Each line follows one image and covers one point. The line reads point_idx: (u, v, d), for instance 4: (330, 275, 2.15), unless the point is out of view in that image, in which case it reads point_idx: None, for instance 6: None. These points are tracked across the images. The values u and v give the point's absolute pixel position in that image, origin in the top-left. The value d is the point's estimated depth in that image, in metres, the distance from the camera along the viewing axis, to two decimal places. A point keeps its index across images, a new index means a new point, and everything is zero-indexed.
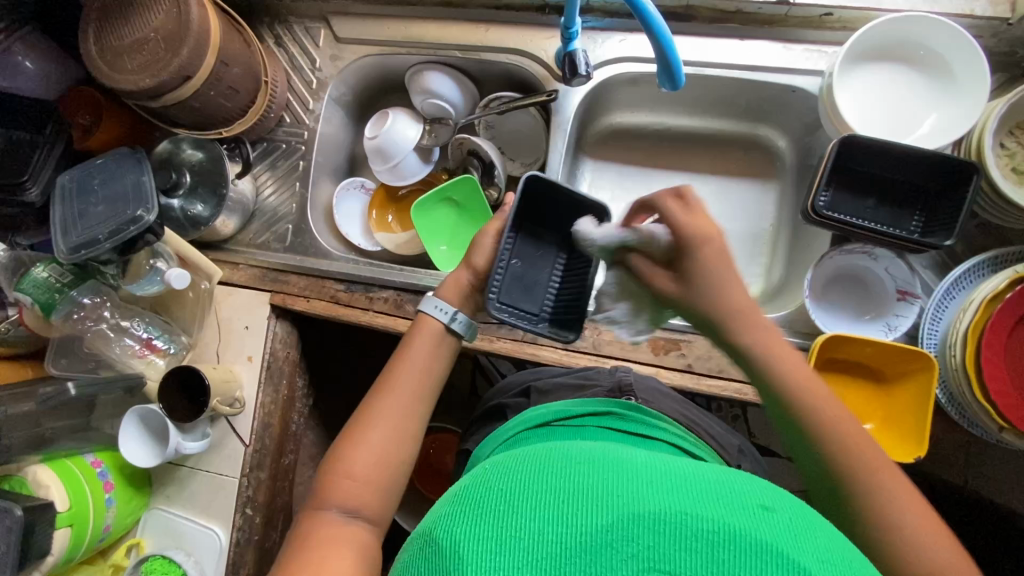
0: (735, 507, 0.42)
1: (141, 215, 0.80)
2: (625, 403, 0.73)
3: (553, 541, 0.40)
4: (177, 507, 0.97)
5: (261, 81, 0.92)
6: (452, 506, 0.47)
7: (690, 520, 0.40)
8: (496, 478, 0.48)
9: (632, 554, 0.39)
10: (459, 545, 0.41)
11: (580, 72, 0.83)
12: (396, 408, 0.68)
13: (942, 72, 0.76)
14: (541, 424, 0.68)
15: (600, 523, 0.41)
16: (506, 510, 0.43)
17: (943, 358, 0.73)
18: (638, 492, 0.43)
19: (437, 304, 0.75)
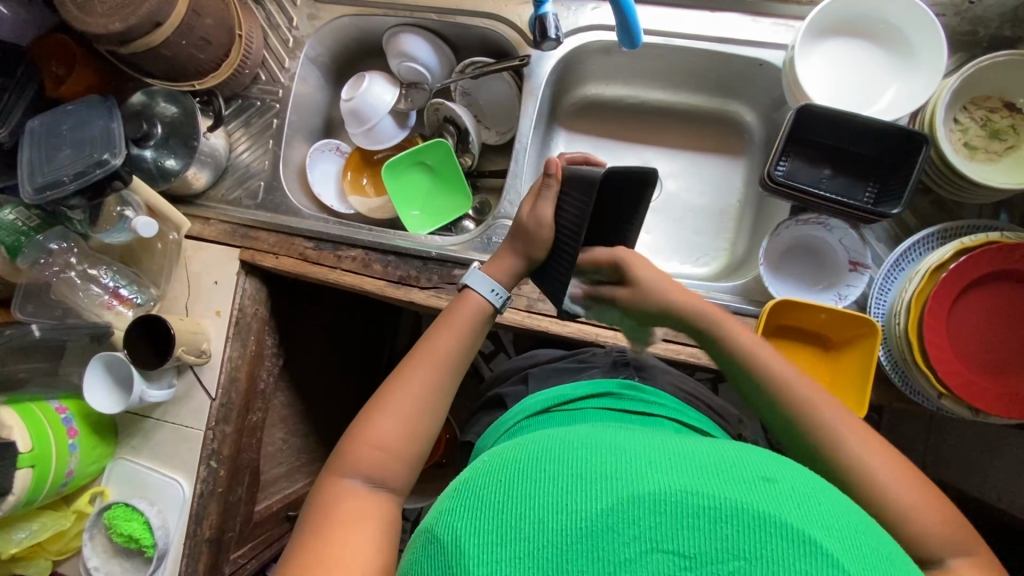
0: (738, 481, 0.40)
1: (107, 159, 0.81)
2: (626, 384, 0.75)
3: (555, 528, 0.39)
4: (143, 458, 0.99)
5: (235, 35, 0.92)
6: (452, 498, 0.46)
7: (692, 498, 0.38)
8: (493, 466, 0.47)
9: (634, 536, 0.38)
10: (461, 541, 0.40)
11: (550, 36, 0.84)
12: (428, 382, 0.69)
13: (902, 47, 0.78)
14: (540, 410, 0.69)
15: (601, 506, 0.39)
16: (508, 502, 0.42)
17: (888, 327, 0.75)
18: (639, 472, 0.41)
19: (490, 286, 0.76)
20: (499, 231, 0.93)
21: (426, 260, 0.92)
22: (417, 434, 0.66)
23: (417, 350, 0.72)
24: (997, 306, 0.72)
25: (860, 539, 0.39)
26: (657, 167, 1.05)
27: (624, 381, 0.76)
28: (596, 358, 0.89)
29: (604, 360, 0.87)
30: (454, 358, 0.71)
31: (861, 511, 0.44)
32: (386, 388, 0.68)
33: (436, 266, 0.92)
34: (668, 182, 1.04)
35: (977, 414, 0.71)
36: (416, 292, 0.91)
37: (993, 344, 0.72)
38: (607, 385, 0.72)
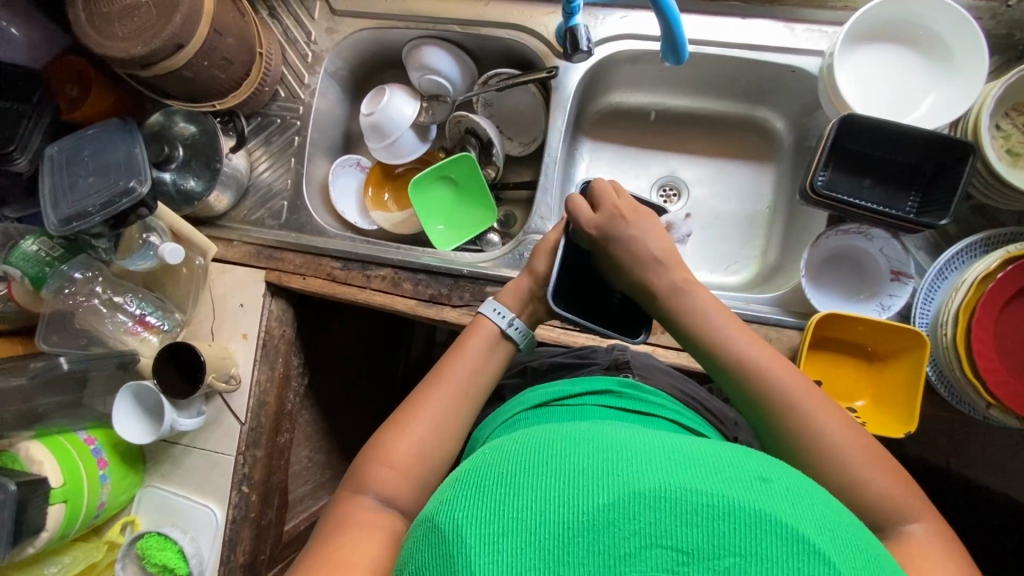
0: (740, 479, 0.39)
1: (133, 186, 0.79)
2: (626, 382, 0.73)
3: (555, 520, 0.37)
4: (174, 485, 0.97)
5: (255, 53, 0.90)
6: (450, 488, 0.43)
7: (693, 495, 0.37)
8: (491, 456, 0.45)
9: (634, 531, 0.36)
10: (461, 530, 0.38)
11: (582, 48, 0.81)
12: (441, 406, 0.68)
13: (940, 52, 0.77)
14: (539, 405, 0.68)
15: (602, 501, 0.37)
16: (507, 492, 0.39)
17: (934, 337, 0.74)
18: (641, 466, 0.39)
19: (495, 307, 0.76)
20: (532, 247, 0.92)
21: (457, 278, 0.91)
22: (427, 457, 0.65)
23: (434, 377, 0.71)
24: None
25: (855, 541, 0.38)
26: (684, 174, 1.03)
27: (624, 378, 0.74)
28: (598, 355, 0.85)
29: (605, 358, 0.82)
30: (470, 381, 0.71)
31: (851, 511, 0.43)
32: (401, 410, 0.69)
33: (468, 283, 0.90)
34: (695, 189, 1.02)
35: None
36: (448, 311, 0.90)
37: None
38: (607, 382, 0.70)
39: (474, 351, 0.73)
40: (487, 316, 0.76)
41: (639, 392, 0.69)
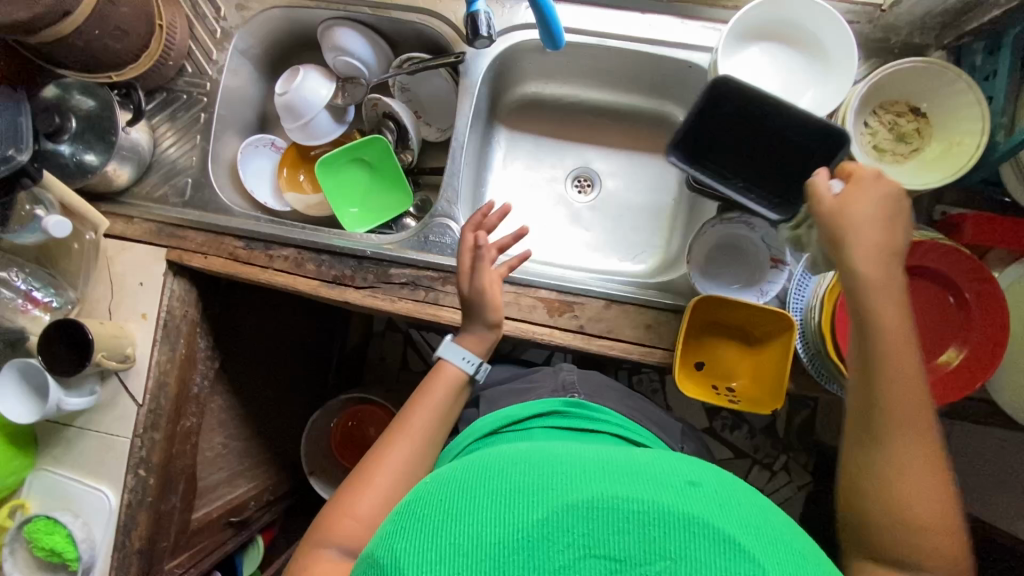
0: (666, 486, 0.42)
1: (12, 155, 0.77)
2: (571, 402, 0.77)
3: (491, 541, 0.39)
4: (67, 469, 0.95)
5: (155, 25, 0.88)
6: (394, 522, 0.45)
7: (624, 504, 0.40)
8: (434, 487, 0.47)
9: (569, 544, 0.38)
10: (403, 560, 0.40)
11: (482, 34, 0.82)
12: (406, 455, 0.71)
13: (820, 52, 0.81)
14: (489, 433, 0.72)
15: (537, 517, 0.40)
16: (446, 520, 0.42)
17: (805, 321, 0.78)
18: (575, 481, 0.42)
19: (462, 353, 0.80)
20: (437, 230, 0.92)
21: (360, 259, 0.91)
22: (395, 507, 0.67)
23: (397, 428, 0.74)
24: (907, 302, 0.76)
25: (782, 539, 0.41)
26: (597, 167, 1.07)
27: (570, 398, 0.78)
28: (544, 378, 0.91)
29: (552, 381, 0.89)
30: (433, 428, 0.74)
31: (780, 509, 0.47)
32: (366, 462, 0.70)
33: (371, 264, 0.91)
34: (608, 180, 1.07)
35: None
36: (351, 292, 0.90)
37: None
38: (552, 403, 0.75)
39: (437, 398, 0.77)
40: (446, 359, 0.79)
41: (585, 411, 0.74)
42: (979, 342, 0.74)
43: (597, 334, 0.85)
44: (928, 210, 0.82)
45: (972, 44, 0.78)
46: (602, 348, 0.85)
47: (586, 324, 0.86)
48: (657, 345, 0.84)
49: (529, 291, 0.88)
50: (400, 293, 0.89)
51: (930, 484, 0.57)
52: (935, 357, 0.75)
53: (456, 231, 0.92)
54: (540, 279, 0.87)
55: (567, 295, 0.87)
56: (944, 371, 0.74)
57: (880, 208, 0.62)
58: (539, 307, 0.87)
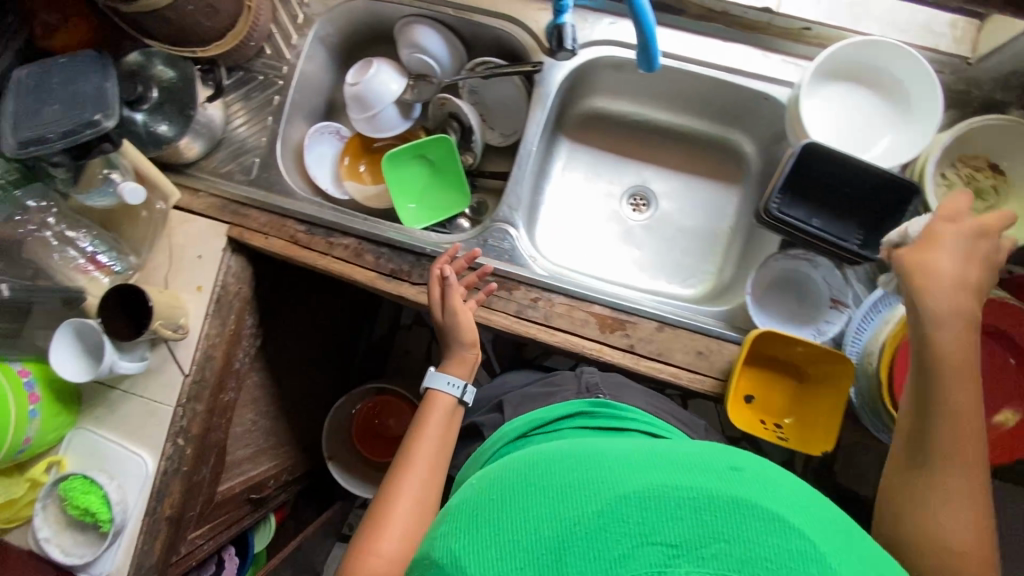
0: (712, 473, 0.42)
1: (99, 120, 0.77)
2: (598, 403, 0.77)
3: (549, 535, 0.40)
4: (107, 430, 0.96)
5: (245, 6, 0.89)
6: (449, 523, 0.46)
7: (674, 491, 0.40)
8: (481, 489, 0.47)
9: (625, 533, 0.39)
10: (463, 562, 0.40)
11: (566, 47, 0.84)
12: (415, 487, 0.71)
13: (902, 99, 0.81)
14: (519, 436, 0.71)
15: (592, 509, 0.40)
16: (501, 519, 0.42)
17: (860, 366, 0.78)
18: (625, 473, 0.43)
19: (448, 378, 0.82)
20: (496, 234, 0.93)
21: (419, 256, 0.92)
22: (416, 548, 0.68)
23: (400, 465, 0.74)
24: None
25: (827, 523, 0.41)
26: (654, 186, 1.08)
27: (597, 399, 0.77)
28: (568, 382, 0.87)
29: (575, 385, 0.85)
30: (437, 453, 0.75)
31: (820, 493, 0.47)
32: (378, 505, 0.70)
33: (429, 262, 0.91)
34: (664, 201, 1.07)
35: None
36: (406, 287, 0.91)
37: None
38: (580, 404, 0.75)
39: (434, 425, 0.77)
40: (439, 389, 0.80)
41: (613, 411, 0.74)
42: None
43: (647, 355, 0.85)
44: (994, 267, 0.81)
45: None
46: (652, 370, 0.85)
47: (637, 344, 0.86)
48: (707, 373, 0.84)
49: (583, 304, 0.88)
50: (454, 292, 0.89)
51: (961, 496, 0.57)
52: (992, 415, 0.74)
53: (515, 238, 0.93)
54: (597, 295, 0.87)
55: (621, 313, 0.87)
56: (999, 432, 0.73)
57: (945, 240, 0.63)
58: (591, 322, 0.87)
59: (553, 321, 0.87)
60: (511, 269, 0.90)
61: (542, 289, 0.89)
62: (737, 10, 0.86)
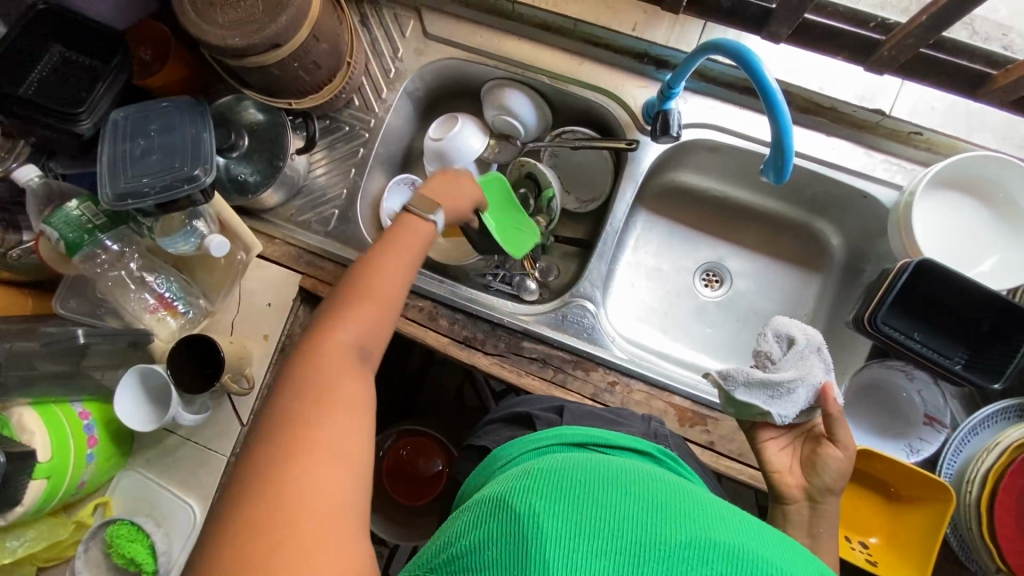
0: (801, 565, 0.41)
1: (198, 174, 0.75)
2: (667, 453, 0.66)
3: (631, 540, 0.40)
4: (157, 475, 0.93)
5: (344, 61, 0.88)
6: (525, 479, 0.46)
7: (764, 563, 0.39)
8: (568, 464, 0.47)
9: (705, 575, 0.38)
10: (540, 517, 0.41)
11: (671, 132, 0.82)
12: (390, 272, 0.68)
13: (1016, 217, 0.78)
14: (579, 444, 0.60)
15: (678, 538, 0.40)
16: (586, 499, 0.42)
17: (959, 492, 0.75)
18: (717, 523, 0.42)
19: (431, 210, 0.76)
20: (575, 311, 0.91)
21: (495, 325, 0.89)
22: (370, 345, 0.64)
23: (364, 266, 0.68)
24: None
25: None
26: (730, 264, 1.05)
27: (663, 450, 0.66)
28: (632, 420, 0.76)
29: (641, 424, 0.75)
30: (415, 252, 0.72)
31: None
32: (332, 305, 0.65)
33: (505, 332, 0.89)
34: (739, 281, 1.04)
35: None
36: (479, 357, 0.88)
37: None
38: (649, 445, 0.63)
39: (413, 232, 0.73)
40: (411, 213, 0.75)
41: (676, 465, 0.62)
42: None
43: (726, 454, 0.82)
44: None
45: None
46: (731, 470, 0.82)
47: (716, 441, 0.83)
48: None
49: (662, 393, 0.85)
50: (529, 368, 0.87)
51: None
52: None
53: (594, 314, 0.91)
54: (678, 385, 0.84)
55: (702, 408, 0.84)
56: None
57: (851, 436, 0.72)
58: (670, 413, 0.84)
59: (630, 408, 0.84)
60: (590, 348, 0.87)
61: (621, 373, 0.86)
62: (847, 108, 0.84)
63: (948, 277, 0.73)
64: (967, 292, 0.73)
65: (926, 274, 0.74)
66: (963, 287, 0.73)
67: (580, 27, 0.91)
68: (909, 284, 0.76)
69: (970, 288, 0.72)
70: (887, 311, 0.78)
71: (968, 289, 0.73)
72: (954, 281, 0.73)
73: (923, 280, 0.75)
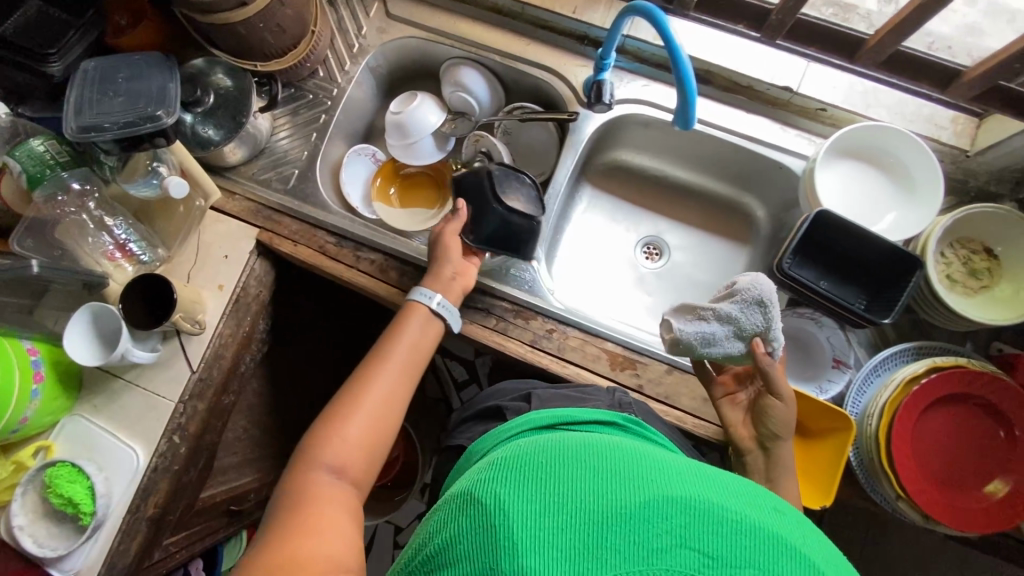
0: (754, 504, 0.45)
1: (160, 115, 0.80)
2: (631, 418, 0.72)
3: (593, 509, 0.43)
4: (103, 420, 0.94)
5: (309, 30, 0.96)
6: (492, 471, 0.50)
7: (716, 508, 0.43)
8: (535, 452, 0.51)
9: (665, 529, 0.41)
10: (508, 506, 0.44)
11: (603, 100, 0.90)
12: (386, 384, 0.77)
13: (906, 182, 0.88)
14: (546, 426, 0.66)
15: (638, 500, 0.43)
16: (551, 480, 0.46)
17: (861, 426, 0.82)
18: (671, 480, 0.46)
19: (424, 291, 0.85)
20: (518, 266, 0.96)
21: None
22: (365, 457, 0.72)
23: (358, 379, 0.77)
24: (956, 423, 0.79)
25: None
26: (668, 238, 1.13)
27: (628, 413, 0.73)
28: (598, 393, 0.83)
29: (606, 397, 0.82)
30: (411, 358, 0.80)
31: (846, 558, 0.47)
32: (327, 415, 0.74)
33: None
34: (676, 253, 1.12)
35: (928, 520, 0.78)
36: None
37: (952, 461, 0.79)
38: (612, 414, 0.70)
39: (411, 333, 0.82)
40: (415, 299, 0.84)
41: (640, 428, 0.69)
42: None
43: (654, 396, 0.88)
44: (985, 343, 0.86)
45: None
46: (658, 411, 0.87)
47: (645, 384, 0.88)
48: (710, 419, 0.87)
49: (596, 340, 0.91)
50: (473, 317, 0.92)
51: None
52: (982, 485, 0.78)
53: (537, 269, 0.97)
54: (611, 332, 0.90)
55: (634, 353, 0.90)
56: (990, 502, 0.77)
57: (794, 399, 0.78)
58: (602, 358, 0.89)
59: (565, 354, 0.90)
60: (531, 299, 0.93)
61: (559, 323, 0.92)
62: (761, 87, 0.94)
63: (843, 225, 0.82)
64: (861, 240, 0.82)
65: (825, 224, 0.83)
66: (856, 234, 0.82)
67: (527, 11, 1.01)
68: (811, 237, 0.86)
69: (862, 236, 0.81)
70: (796, 262, 0.87)
71: (860, 237, 0.82)
72: (847, 229, 0.82)
73: (822, 232, 0.84)
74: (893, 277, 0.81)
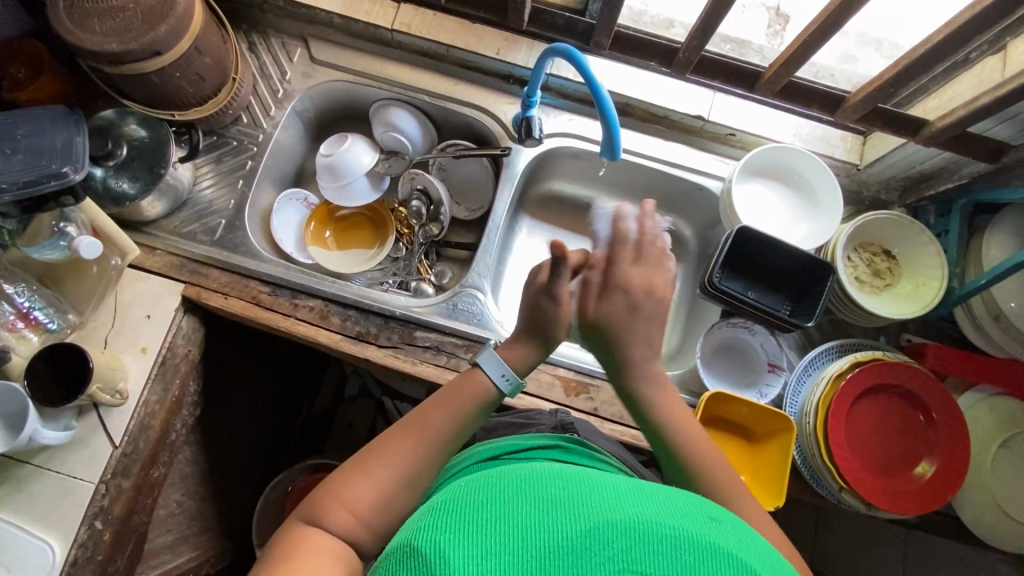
0: (697, 516, 0.42)
1: (67, 172, 0.75)
2: (565, 438, 0.72)
3: (536, 546, 0.38)
4: (7, 512, 0.82)
5: (229, 78, 0.94)
6: (426, 517, 0.43)
7: (662, 526, 0.39)
8: (473, 490, 0.45)
9: (610, 557, 0.37)
10: (444, 552, 0.37)
11: (534, 135, 0.94)
12: (412, 451, 0.63)
13: (810, 194, 0.97)
14: (491, 458, 0.65)
15: (578, 529, 0.39)
16: (488, 519, 0.40)
17: (800, 425, 0.86)
18: (613, 501, 0.42)
19: (501, 370, 0.70)
20: (465, 300, 0.97)
21: (388, 318, 0.92)
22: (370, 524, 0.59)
23: (385, 436, 0.65)
24: (884, 414, 0.86)
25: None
26: None
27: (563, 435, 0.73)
28: (542, 417, 0.84)
29: (551, 420, 0.82)
30: (445, 428, 0.66)
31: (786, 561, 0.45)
32: (342, 469, 0.63)
33: (398, 325, 0.92)
34: None
35: (870, 508, 0.82)
36: (373, 349, 0.91)
37: (881, 449, 0.85)
38: (555, 439, 0.70)
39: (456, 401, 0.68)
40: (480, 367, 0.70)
41: (583, 450, 0.69)
42: (949, 456, 0.83)
43: (610, 418, 0.89)
44: (897, 336, 0.95)
45: (926, 206, 0.96)
46: (614, 432, 0.88)
47: (600, 407, 0.90)
48: None
49: (548, 368, 0.91)
50: (423, 356, 0.90)
51: None
52: (912, 467, 0.84)
53: (483, 302, 0.97)
54: (562, 359, 0.91)
55: (585, 376, 0.91)
56: (921, 483, 0.83)
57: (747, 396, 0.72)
58: (557, 387, 0.90)
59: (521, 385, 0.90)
60: (482, 333, 0.93)
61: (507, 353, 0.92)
62: (676, 116, 1.00)
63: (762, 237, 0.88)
64: (782, 249, 0.88)
65: (747, 239, 0.89)
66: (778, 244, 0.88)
67: (452, 53, 1.03)
68: (737, 250, 0.92)
69: (782, 245, 0.87)
70: (725, 275, 0.92)
71: (780, 246, 0.88)
72: (768, 240, 0.88)
73: (746, 246, 0.91)
74: (816, 278, 0.88)
